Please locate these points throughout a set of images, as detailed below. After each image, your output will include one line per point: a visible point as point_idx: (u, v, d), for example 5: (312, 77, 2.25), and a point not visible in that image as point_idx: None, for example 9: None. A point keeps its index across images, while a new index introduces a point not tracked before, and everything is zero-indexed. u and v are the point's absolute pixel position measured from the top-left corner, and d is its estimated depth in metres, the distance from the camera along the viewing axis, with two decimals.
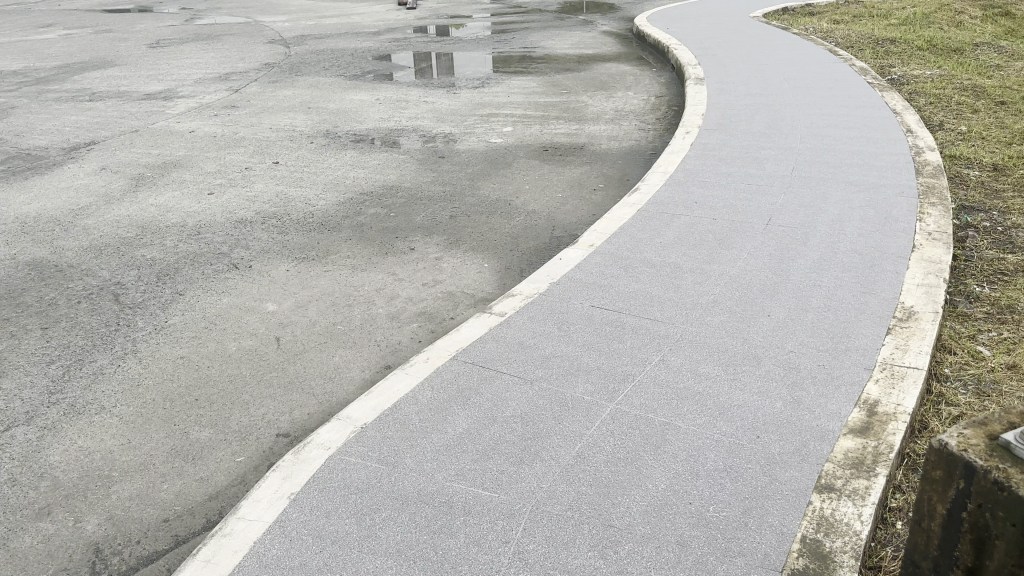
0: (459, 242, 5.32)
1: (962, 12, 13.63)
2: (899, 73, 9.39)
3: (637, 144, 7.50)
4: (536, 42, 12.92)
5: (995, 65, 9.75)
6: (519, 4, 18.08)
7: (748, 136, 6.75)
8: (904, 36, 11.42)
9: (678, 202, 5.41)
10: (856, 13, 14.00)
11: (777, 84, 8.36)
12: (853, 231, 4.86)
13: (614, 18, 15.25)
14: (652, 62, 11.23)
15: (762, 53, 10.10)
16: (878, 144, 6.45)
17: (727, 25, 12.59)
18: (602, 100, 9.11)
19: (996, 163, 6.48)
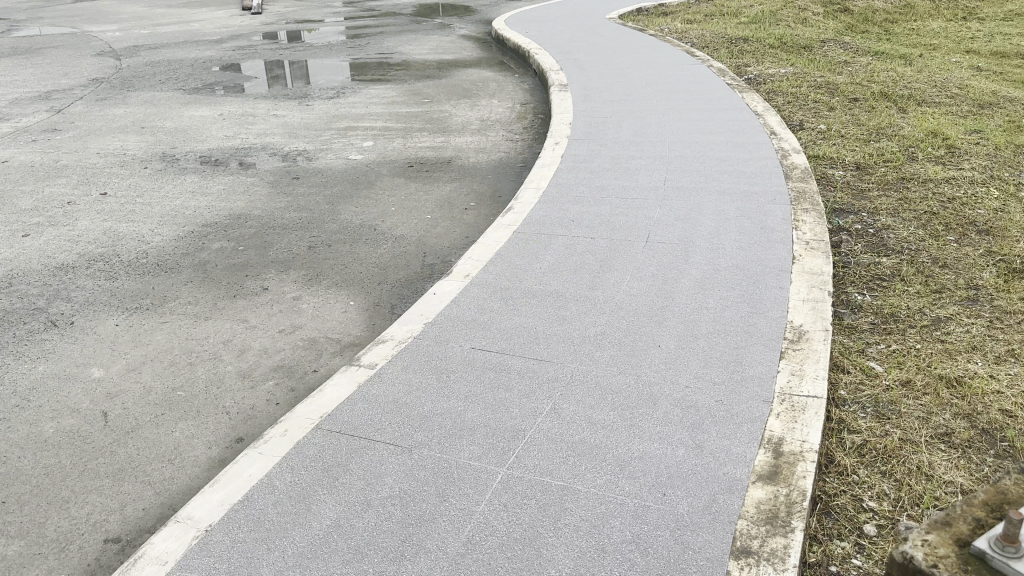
0: (319, 277, 4.81)
1: (805, 9, 14.11)
2: (755, 72, 9.50)
3: (505, 156, 7.18)
4: (393, 48, 12.41)
5: (842, 61, 10.05)
6: (372, 8, 17.47)
7: (618, 145, 6.56)
8: (755, 34, 11.65)
9: (553, 221, 5.10)
10: (707, 12, 14.25)
11: (640, 89, 8.26)
12: (734, 245, 4.69)
13: (472, 21, 14.93)
14: (514, 66, 10.98)
15: (622, 56, 10.02)
16: (745, 148, 6.38)
17: (586, 27, 12.50)
18: (465, 109, 8.75)
19: (857, 162, 6.55)
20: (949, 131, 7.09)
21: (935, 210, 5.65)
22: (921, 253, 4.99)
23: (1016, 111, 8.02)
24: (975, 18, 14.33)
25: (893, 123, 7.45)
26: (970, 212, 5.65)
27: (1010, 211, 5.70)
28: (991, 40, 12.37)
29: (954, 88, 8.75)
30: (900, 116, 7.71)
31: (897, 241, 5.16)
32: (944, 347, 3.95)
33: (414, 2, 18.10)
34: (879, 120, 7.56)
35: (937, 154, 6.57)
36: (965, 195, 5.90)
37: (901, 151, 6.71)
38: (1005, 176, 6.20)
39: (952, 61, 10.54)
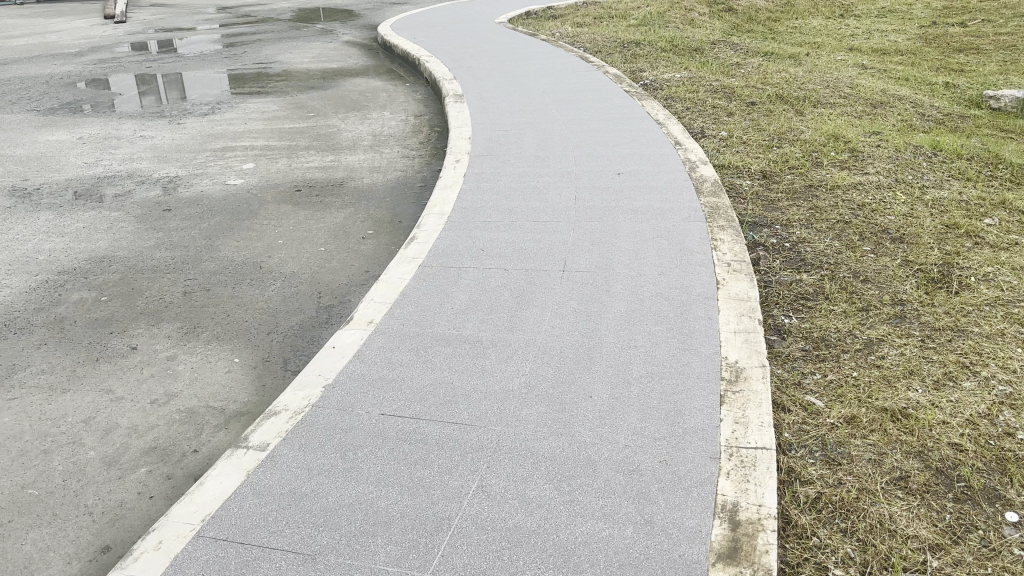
0: (198, 331, 4.27)
1: (691, 10, 14.16)
2: (651, 77, 9.34)
3: (401, 175, 6.73)
4: (273, 57, 11.71)
5: (734, 63, 10.02)
6: (248, 13, 16.58)
7: (521, 163, 6.22)
8: (647, 37, 11.54)
9: (461, 251, 4.70)
10: (596, 14, 14.11)
11: (539, 101, 7.95)
12: (655, 271, 4.40)
13: (356, 26, 14.31)
14: (403, 75, 10.49)
15: (516, 64, 9.69)
16: (653, 162, 6.13)
17: (475, 32, 12.12)
18: (355, 123, 8.23)
19: (763, 171, 6.40)
20: (849, 134, 7.06)
21: (847, 219, 5.54)
22: (841, 267, 4.83)
23: (906, 111, 8.13)
24: (851, 16, 14.72)
25: (793, 128, 7.38)
26: (881, 219, 5.56)
27: (918, 216, 5.65)
28: (870, 37, 12.68)
29: (845, 88, 8.81)
30: (799, 119, 7.66)
31: (816, 254, 4.99)
32: (880, 373, 3.75)
33: (293, 7, 17.29)
34: (779, 124, 7.48)
35: (841, 158, 6.50)
36: (874, 201, 5.82)
37: (805, 156, 6.62)
38: (909, 179, 6.17)
39: (838, 60, 10.69)
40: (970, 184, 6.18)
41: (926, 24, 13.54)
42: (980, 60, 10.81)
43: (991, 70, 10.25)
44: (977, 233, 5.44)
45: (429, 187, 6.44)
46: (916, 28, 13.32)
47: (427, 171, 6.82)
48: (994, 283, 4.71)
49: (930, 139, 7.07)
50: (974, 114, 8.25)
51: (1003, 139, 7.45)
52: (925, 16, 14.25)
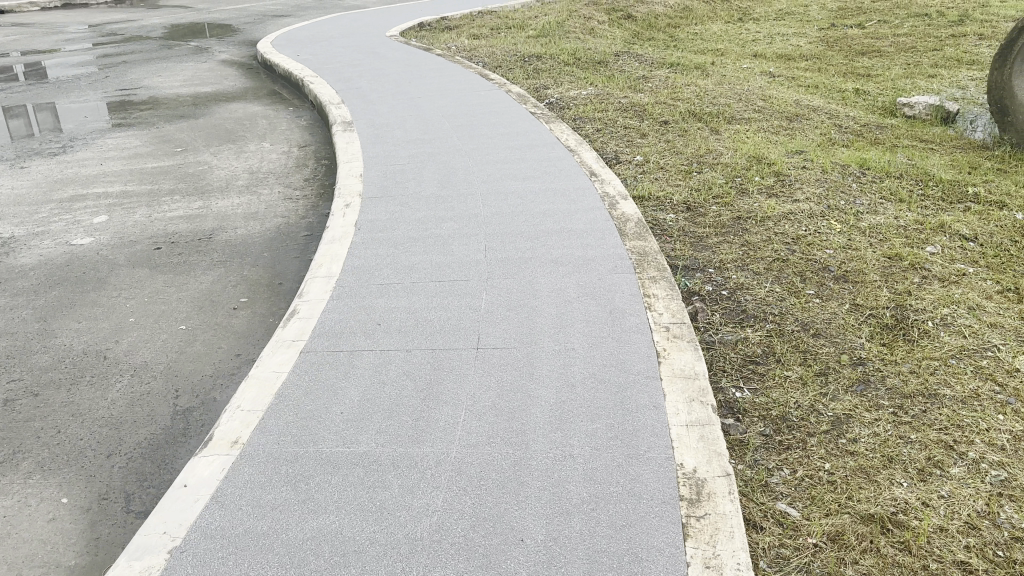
0: (15, 460, 3.39)
1: (591, 17, 13.69)
2: (556, 96, 8.74)
3: (284, 220, 5.87)
4: (139, 81, 10.58)
5: (641, 76, 9.53)
6: (114, 32, 15.22)
7: (421, 207, 5.47)
8: (548, 49, 10.97)
9: (352, 328, 3.91)
10: (492, 25, 13.47)
11: (437, 129, 7.23)
12: (584, 342, 3.71)
13: (234, 42, 13.23)
14: (287, 98, 9.57)
15: (408, 84, 8.92)
16: (569, 201, 5.48)
17: (365, 47, 11.27)
18: (231, 158, 7.31)
19: (686, 201, 5.83)
20: (771, 154, 6.59)
21: (783, 255, 5.00)
22: (788, 317, 4.26)
23: (823, 124, 7.78)
24: (749, 20, 14.58)
25: (712, 148, 6.87)
26: (820, 254, 5.05)
27: (857, 248, 5.17)
28: (771, 41, 12.47)
29: (758, 100, 8.42)
30: (715, 138, 7.17)
31: (758, 303, 4.41)
32: (856, 464, 3.17)
33: (165, 23, 16.01)
34: (697, 145, 6.96)
35: (767, 182, 5.99)
36: (808, 232, 5.32)
37: (729, 182, 6.09)
38: (840, 204, 5.71)
39: (744, 68, 10.35)
40: (903, 207, 5.78)
41: (824, 27, 13.46)
42: (883, 64, 10.68)
43: (896, 74, 10.11)
44: (921, 265, 4.99)
45: (315, 234, 5.61)
46: (815, 31, 13.22)
47: (314, 213, 5.97)
48: (954, 328, 4.24)
49: (853, 156, 6.68)
50: (890, 124, 7.98)
51: (925, 151, 7.16)
52: (821, 19, 14.20)
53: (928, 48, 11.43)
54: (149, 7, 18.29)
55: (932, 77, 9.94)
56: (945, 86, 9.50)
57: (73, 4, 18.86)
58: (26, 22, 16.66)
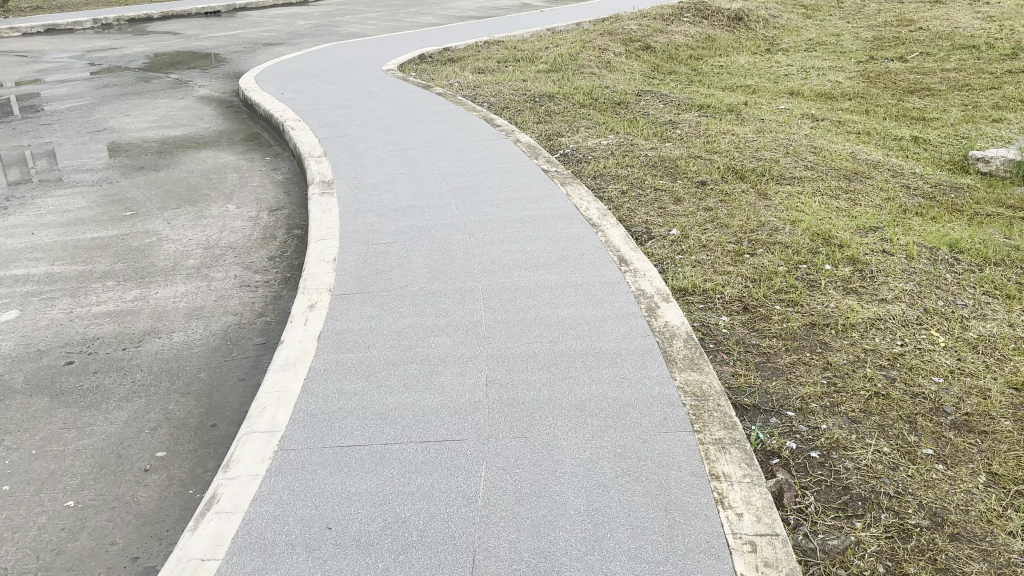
0: None
1: (606, 49, 12.58)
2: (572, 146, 7.57)
3: (235, 316, 4.68)
4: (104, 122, 9.46)
5: (667, 121, 8.37)
6: (92, 61, 14.18)
7: (406, 310, 4.27)
8: (561, 87, 9.84)
9: (291, 534, 2.70)
10: (499, 58, 12.36)
11: (431, 194, 6.05)
12: (629, 569, 2.50)
13: (217, 75, 12.14)
14: (265, 144, 8.42)
15: (402, 132, 7.76)
16: (594, 303, 4.27)
17: (357, 84, 10.14)
18: (187, 225, 6.15)
19: (742, 297, 4.63)
20: (839, 231, 5.38)
21: (880, 388, 3.80)
22: (910, 504, 3.06)
23: (888, 184, 6.59)
24: (778, 51, 13.45)
25: (764, 220, 5.65)
26: (929, 385, 3.84)
27: (972, 373, 3.96)
28: (807, 77, 11.34)
29: (808, 152, 7.23)
30: (765, 205, 5.96)
31: (862, 476, 3.20)
32: None
33: (149, 51, 14.95)
34: (744, 214, 5.77)
35: (841, 273, 4.79)
36: (906, 349, 4.11)
37: (793, 270, 4.89)
38: (938, 305, 4.50)
39: (782, 110, 9.19)
40: (1016, 306, 4.56)
41: (862, 60, 12.30)
42: (938, 105, 9.51)
43: (956, 117, 8.92)
44: None
45: (270, 340, 4.41)
46: (853, 64, 12.06)
47: (273, 307, 4.78)
48: None
49: (939, 232, 5.48)
50: (966, 184, 6.78)
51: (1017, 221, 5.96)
52: (858, 50, 13.05)
53: (985, 86, 10.25)
54: (136, 33, 17.27)
55: (998, 121, 8.76)
56: (1016, 133, 8.31)
57: (56, 30, 17.86)
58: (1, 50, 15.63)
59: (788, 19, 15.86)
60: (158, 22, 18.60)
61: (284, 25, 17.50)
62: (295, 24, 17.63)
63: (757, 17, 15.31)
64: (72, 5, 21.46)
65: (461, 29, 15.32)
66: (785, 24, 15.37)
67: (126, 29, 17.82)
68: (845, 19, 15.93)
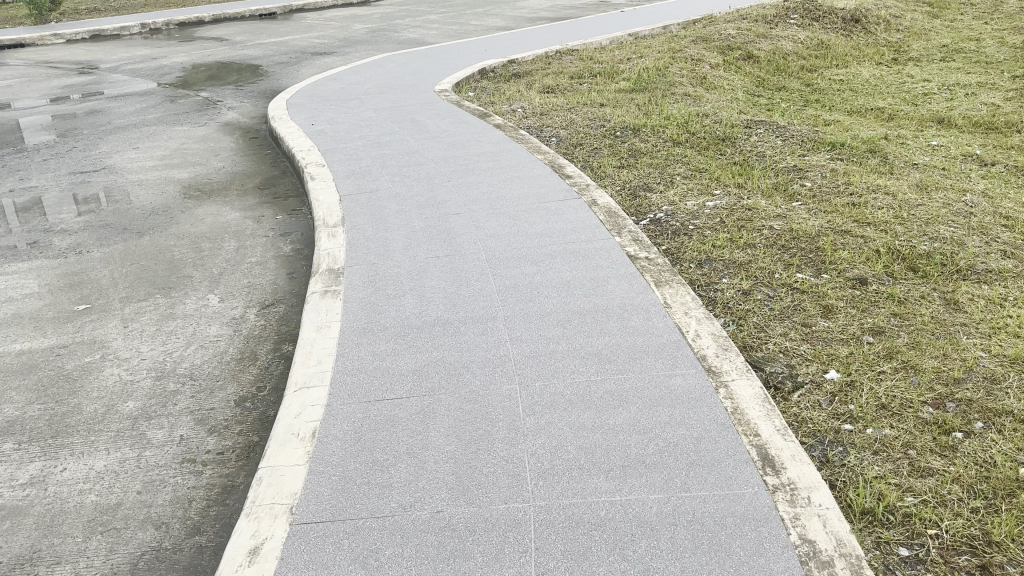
0: None
1: (700, 60, 10.67)
2: (666, 208, 5.74)
3: (155, 532, 3.06)
4: (105, 159, 8.05)
5: (791, 167, 6.45)
6: (128, 74, 12.95)
7: (402, 564, 2.53)
8: (648, 116, 8.02)
9: None
10: (572, 73, 10.58)
11: (473, 298, 4.32)
12: None
13: (251, 95, 10.67)
14: (281, 194, 6.84)
15: (444, 187, 6.08)
16: (726, 569, 2.46)
17: (402, 112, 8.49)
18: (147, 333, 4.58)
19: (972, 540, 2.80)
20: None
21: None
22: None
23: None
24: (908, 60, 11.29)
25: (970, 359, 3.78)
26: None
27: None
28: (952, 97, 9.22)
29: (997, 225, 5.25)
30: (963, 328, 4.07)
31: None
32: None
33: (188, 62, 13.64)
34: (936, 345, 3.89)
35: None
36: None
37: None
38: None
39: (936, 148, 7.17)
40: None
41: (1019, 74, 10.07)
42: None
43: None
44: None
45: None
46: (1008, 79, 9.85)
47: (218, 514, 3.14)
48: None
49: None
50: None
51: None
52: (1008, 60, 10.81)
53: None
54: (182, 39, 16.03)
55: None
56: None
57: (102, 35, 16.78)
58: (39, 60, 14.58)
59: (913, 19, 13.59)
60: (209, 26, 17.40)
61: (339, 30, 16.07)
62: (352, 28, 16.19)
63: (877, 18, 13.12)
64: (128, 7, 20.54)
65: (531, 35, 13.57)
66: (910, 26, 13.13)
67: (173, 34, 16.63)
68: (982, 20, 13.56)
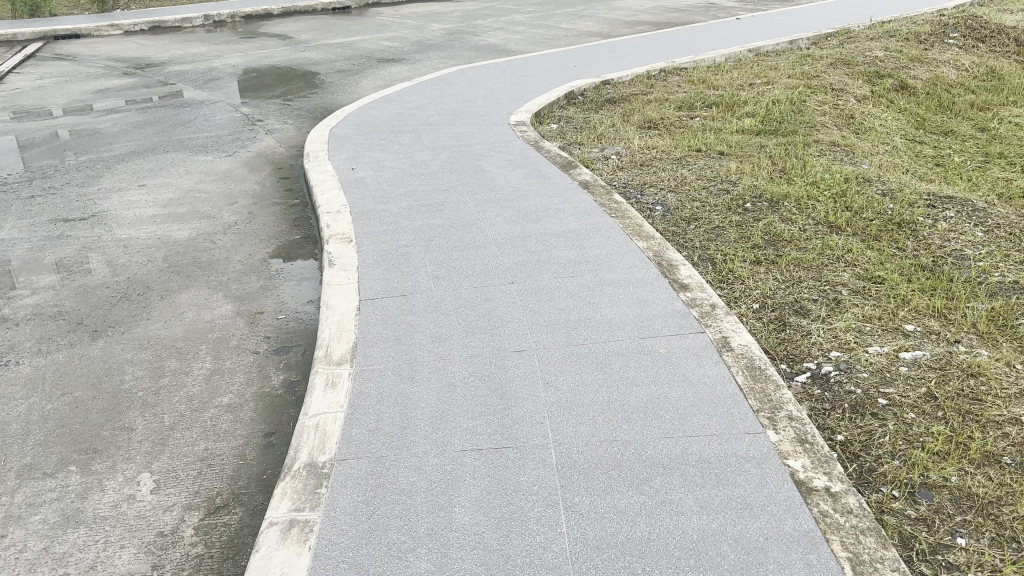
0: None
1: (842, 91, 8.64)
2: (836, 355, 3.85)
3: None
4: (100, 203, 6.58)
5: (1011, 287, 4.48)
6: (174, 77, 11.63)
7: None
8: (788, 175, 6.07)
9: None
10: (680, 100, 8.68)
11: (529, 562, 2.53)
12: None
13: (297, 115, 9.13)
14: (293, 275, 5.19)
15: (506, 295, 4.32)
16: None
17: (466, 156, 6.79)
18: (26, 555, 2.97)
19: None
20: None
21: None
22: None
23: None
24: None
25: None
26: None
27: None
28: None
29: None
30: None
31: None
32: None
33: (242, 65, 12.25)
34: None
35: None
36: None
37: None
38: None
39: None
40: None
41: None
42: None
43: None
44: None
45: None
46: None
47: None
48: None
49: None
50: None
51: None
52: None
53: None
54: (244, 35, 14.70)
55: None
56: None
57: (162, 28, 15.65)
58: (88, 55, 13.46)
59: None
60: (277, 20, 16.09)
61: (415, 30, 14.49)
62: (429, 28, 14.60)
63: None
64: None
65: (631, 45, 11.66)
66: None
67: (236, 29, 15.34)
68: None
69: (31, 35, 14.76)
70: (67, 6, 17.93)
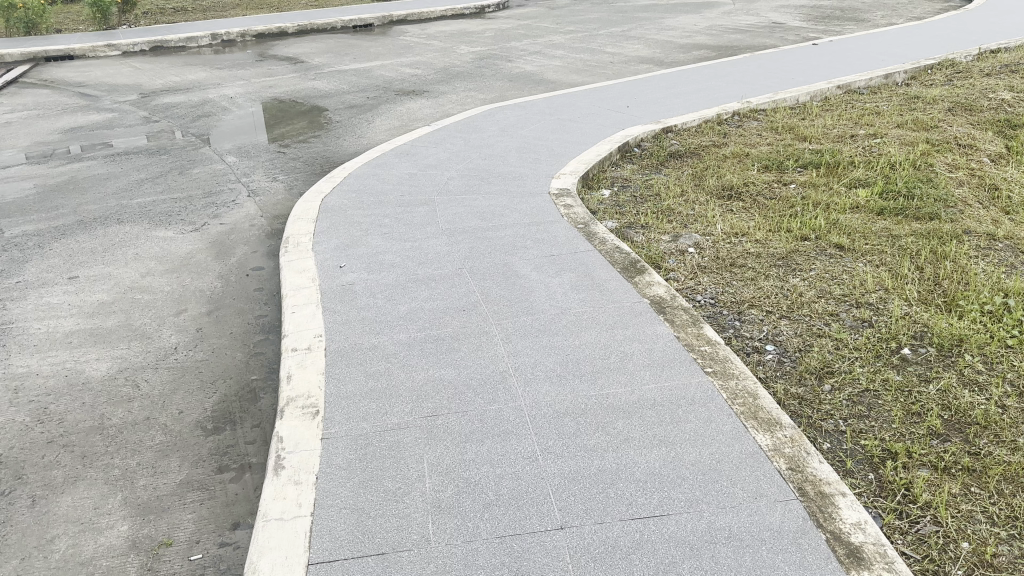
0: None
1: (973, 147, 6.80)
2: None
3: None
4: (9, 307, 5.00)
5: None
6: (161, 111, 10.12)
7: None
8: (950, 296, 4.30)
9: None
10: (765, 155, 6.91)
11: None
12: None
13: (290, 170, 7.52)
14: (233, 462, 3.53)
15: (550, 553, 2.59)
16: None
17: (493, 249, 5.09)
18: None
19: None
20: None
21: None
22: None
23: None
24: None
25: None
26: None
27: None
28: None
29: None
30: None
31: None
32: None
33: (241, 96, 10.71)
34: None
35: None
36: None
37: None
38: None
39: None
40: None
41: None
42: None
43: None
44: None
45: None
46: None
47: None
48: None
49: None
50: None
51: None
52: None
53: None
54: (251, 58, 13.18)
55: None
56: None
57: (164, 48, 14.22)
58: (76, 81, 12.03)
59: None
60: (291, 40, 14.58)
61: (441, 53, 12.88)
62: (458, 51, 12.98)
63: None
64: (214, 9, 18.03)
65: (692, 77, 9.90)
66: None
67: (244, 50, 13.84)
68: None
69: (20, 56, 13.40)
70: (68, 22, 16.61)
